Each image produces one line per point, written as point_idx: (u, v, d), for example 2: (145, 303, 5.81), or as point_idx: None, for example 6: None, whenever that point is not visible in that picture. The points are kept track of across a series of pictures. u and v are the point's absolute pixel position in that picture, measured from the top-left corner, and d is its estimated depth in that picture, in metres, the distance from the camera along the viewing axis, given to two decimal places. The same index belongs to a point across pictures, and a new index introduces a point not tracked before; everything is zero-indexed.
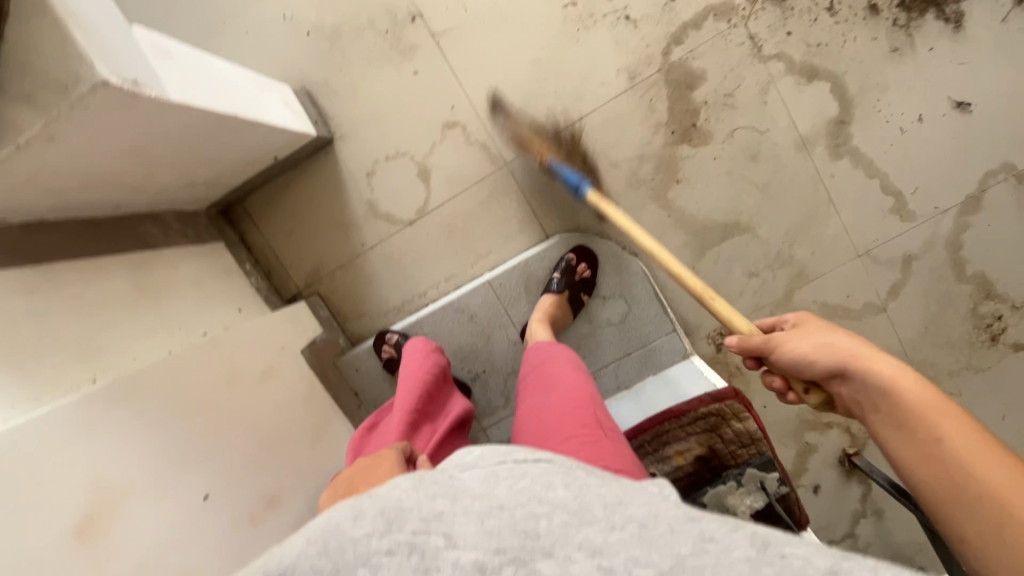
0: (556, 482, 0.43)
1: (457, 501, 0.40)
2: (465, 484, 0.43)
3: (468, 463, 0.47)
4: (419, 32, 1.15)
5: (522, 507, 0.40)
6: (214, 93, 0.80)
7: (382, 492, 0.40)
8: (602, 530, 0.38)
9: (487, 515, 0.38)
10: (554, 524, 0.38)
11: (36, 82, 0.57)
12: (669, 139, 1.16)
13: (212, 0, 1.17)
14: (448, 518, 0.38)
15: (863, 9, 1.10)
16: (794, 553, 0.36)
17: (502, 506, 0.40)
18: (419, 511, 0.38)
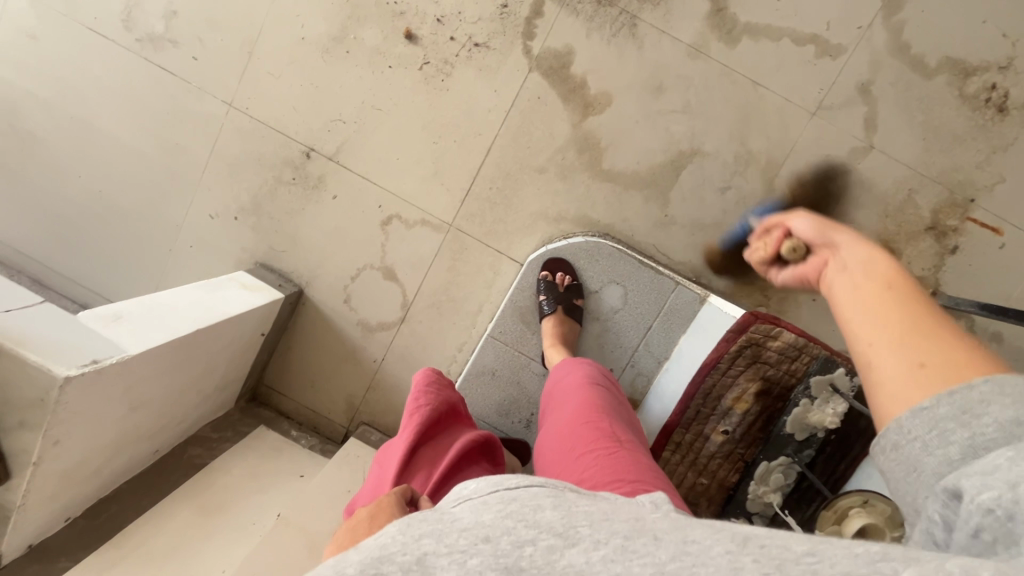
0: (544, 501, 0.38)
1: (442, 538, 0.36)
2: (455, 513, 0.39)
3: (461, 494, 0.43)
4: (319, 162, 1.23)
5: (507, 536, 0.35)
6: (173, 323, 0.88)
7: (371, 543, 0.38)
8: (585, 549, 0.34)
9: (468, 553, 0.35)
10: (539, 552, 0.34)
11: (20, 407, 0.66)
12: (574, 120, 1.16)
13: (153, 236, 1.30)
14: (429, 564, 0.35)
15: None
16: (774, 541, 0.32)
17: (487, 538, 0.36)
18: (401, 561, 0.35)
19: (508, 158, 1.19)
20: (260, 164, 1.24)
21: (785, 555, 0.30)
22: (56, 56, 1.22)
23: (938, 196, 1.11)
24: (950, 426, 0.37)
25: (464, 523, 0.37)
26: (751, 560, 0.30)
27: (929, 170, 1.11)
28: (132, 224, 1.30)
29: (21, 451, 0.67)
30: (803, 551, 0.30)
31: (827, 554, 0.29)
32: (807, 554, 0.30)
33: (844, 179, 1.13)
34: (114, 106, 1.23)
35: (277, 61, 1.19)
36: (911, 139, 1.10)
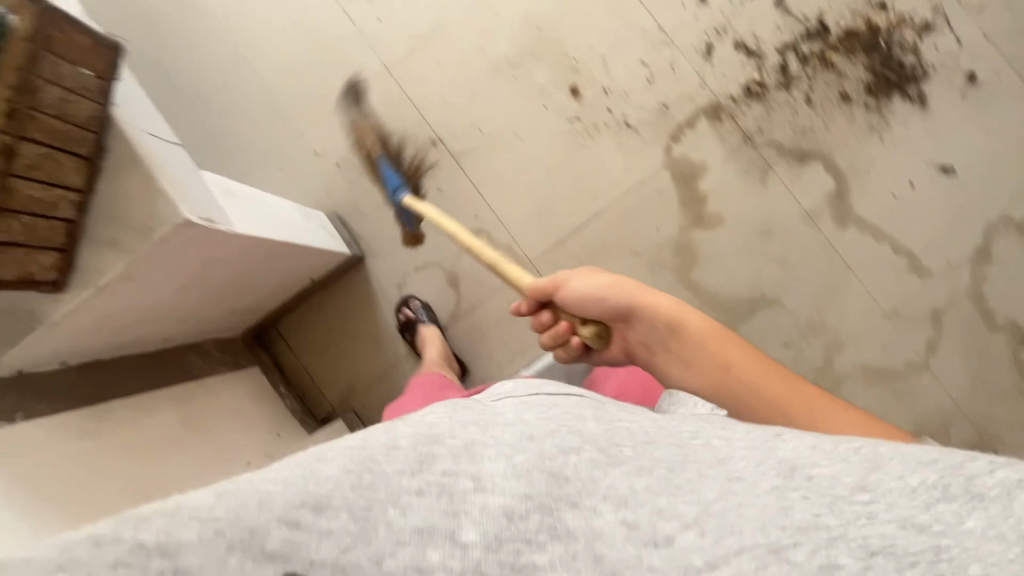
0: (586, 418, 0.50)
1: (487, 431, 0.45)
2: (496, 412, 0.50)
3: (504, 399, 0.55)
4: (440, 154, 1.26)
5: (553, 442, 0.44)
6: (270, 224, 0.85)
7: (417, 418, 0.46)
8: (627, 474, 0.41)
9: (516, 452, 0.42)
10: (582, 464, 0.42)
11: (124, 227, 0.61)
12: (682, 225, 1.22)
13: (248, 144, 1.28)
14: (476, 451, 0.42)
15: (836, 98, 1.22)
16: (819, 477, 0.40)
17: (533, 439, 0.44)
18: (450, 444, 0.42)
19: (609, 230, 1.23)
20: (386, 130, 1.26)
21: (839, 493, 0.38)
22: None
23: (969, 437, 1.17)
24: (861, 517, 0.36)
25: (507, 422, 0.47)
26: (801, 496, 0.38)
27: (968, 409, 1.18)
28: (235, 124, 1.28)
29: (92, 270, 0.61)
30: (857, 489, 0.38)
31: (879, 490, 0.38)
32: (859, 491, 0.38)
33: (893, 384, 1.19)
34: (282, 19, 1.27)
35: (449, 53, 1.26)
36: (961, 375, 1.18)
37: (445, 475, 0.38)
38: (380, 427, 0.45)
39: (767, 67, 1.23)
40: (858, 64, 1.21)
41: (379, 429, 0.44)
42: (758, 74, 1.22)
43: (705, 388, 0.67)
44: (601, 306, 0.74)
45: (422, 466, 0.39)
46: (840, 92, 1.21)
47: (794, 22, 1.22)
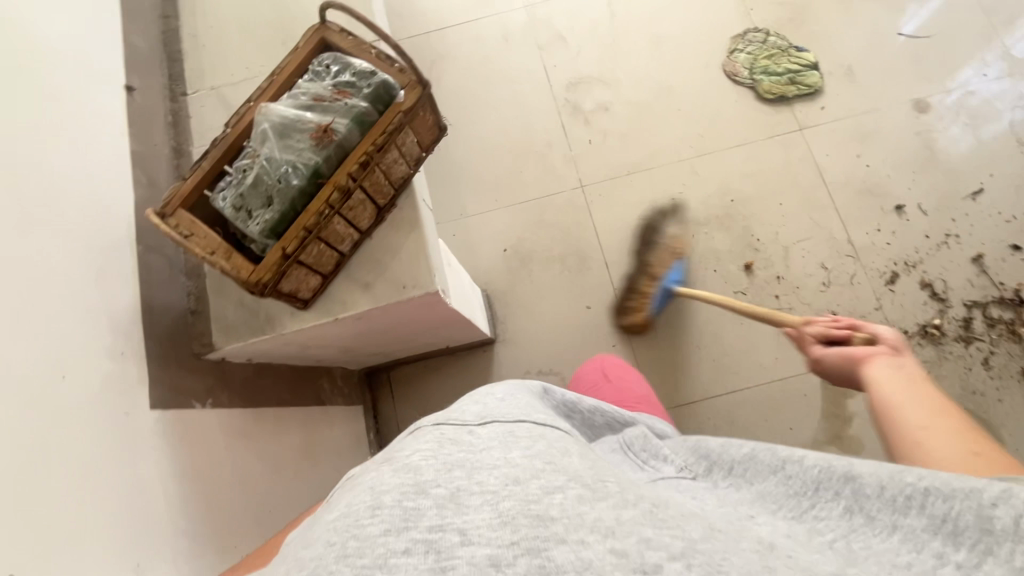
0: (570, 451, 0.42)
1: (474, 471, 0.37)
2: (483, 442, 0.41)
3: (483, 417, 0.46)
4: (601, 275, 1.28)
5: (535, 481, 0.36)
6: (463, 299, 0.89)
7: (405, 455, 0.39)
8: (614, 506, 0.34)
9: (498, 495, 0.34)
10: (569, 499, 0.34)
11: (381, 275, 0.65)
12: (820, 437, 1.15)
13: (434, 203, 1.37)
14: (462, 497, 0.34)
15: (1019, 372, 1.15)
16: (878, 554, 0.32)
17: (518, 479, 0.36)
18: (439, 487, 0.34)
19: (742, 412, 1.18)
20: (560, 235, 1.31)
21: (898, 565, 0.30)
22: (506, 60, 1.45)
23: None
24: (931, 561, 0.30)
25: (491, 458, 0.38)
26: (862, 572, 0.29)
27: None
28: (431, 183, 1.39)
29: (336, 301, 0.65)
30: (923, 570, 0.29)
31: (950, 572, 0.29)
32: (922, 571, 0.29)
33: None
34: (506, 115, 1.41)
35: (641, 191, 1.33)
36: None
37: (431, 529, 0.31)
38: (421, 428, 0.44)
39: (950, 315, 1.20)
40: None
41: (420, 431, 0.43)
42: (939, 319, 1.19)
43: (922, 417, 0.51)
44: (919, 411, 0.52)
45: (406, 523, 0.31)
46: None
47: (988, 282, 1.20)
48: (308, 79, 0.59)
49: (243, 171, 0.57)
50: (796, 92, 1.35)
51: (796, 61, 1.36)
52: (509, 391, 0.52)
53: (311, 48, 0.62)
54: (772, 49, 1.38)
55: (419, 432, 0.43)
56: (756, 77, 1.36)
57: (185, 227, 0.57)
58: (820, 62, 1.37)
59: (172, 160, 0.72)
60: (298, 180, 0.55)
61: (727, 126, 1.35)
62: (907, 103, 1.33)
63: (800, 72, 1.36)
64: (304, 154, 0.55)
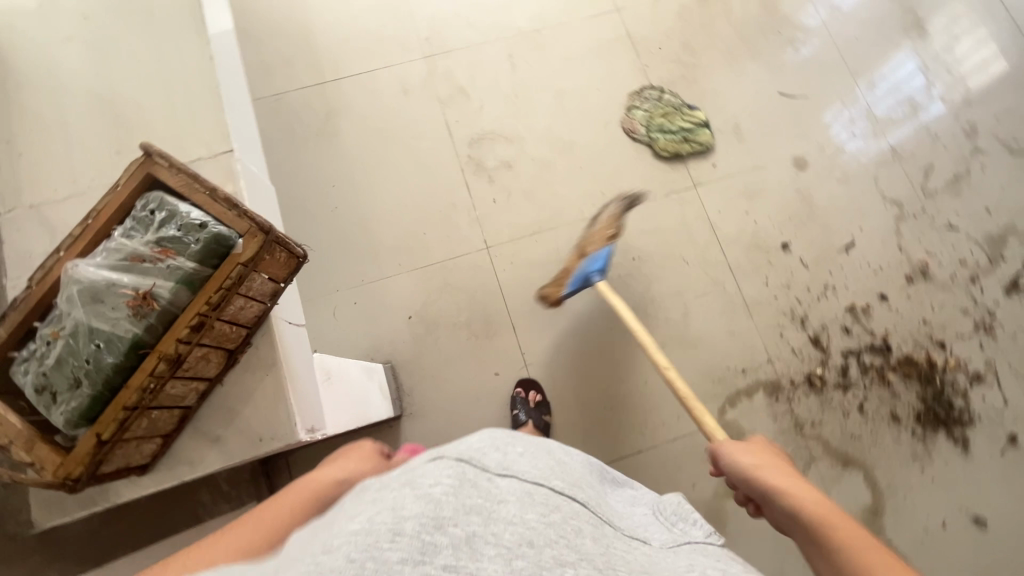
0: (584, 531, 0.47)
1: (489, 521, 0.42)
2: (501, 490, 0.46)
3: (505, 463, 0.50)
4: (508, 339, 1.27)
5: (551, 550, 0.42)
6: (346, 408, 0.84)
7: (423, 482, 0.44)
8: None
9: (515, 556, 0.40)
10: None
11: (234, 427, 0.59)
12: (718, 490, 1.20)
13: (332, 267, 1.30)
14: (476, 545, 0.40)
15: (887, 415, 1.26)
16: None
17: (532, 542, 0.42)
18: (456, 523, 0.41)
19: (647, 470, 1.21)
20: (466, 299, 1.29)
21: None
22: (406, 115, 1.41)
23: None
24: None
25: (511, 514, 0.43)
26: None
27: None
28: (329, 245, 1.31)
29: (181, 460, 0.59)
30: None
31: None
32: None
33: None
34: (408, 173, 1.37)
35: (548, 252, 1.33)
36: None
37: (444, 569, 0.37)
38: (444, 457, 0.48)
39: (829, 363, 1.29)
40: (911, 389, 1.27)
41: (438, 459, 0.47)
42: (820, 368, 1.28)
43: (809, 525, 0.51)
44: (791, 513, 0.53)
45: (423, 557, 0.38)
46: (891, 412, 1.26)
47: (861, 332, 1.31)
48: (131, 227, 0.52)
49: (48, 347, 0.49)
50: (690, 150, 1.40)
51: (689, 119, 1.42)
52: (527, 441, 0.56)
53: (135, 184, 0.54)
54: (667, 107, 1.42)
55: (441, 462, 0.47)
56: (653, 135, 1.40)
57: None
58: (711, 121, 1.43)
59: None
60: (114, 357, 0.48)
61: (627, 184, 1.38)
62: (788, 160, 1.42)
63: (693, 130, 1.41)
64: (121, 326, 0.49)
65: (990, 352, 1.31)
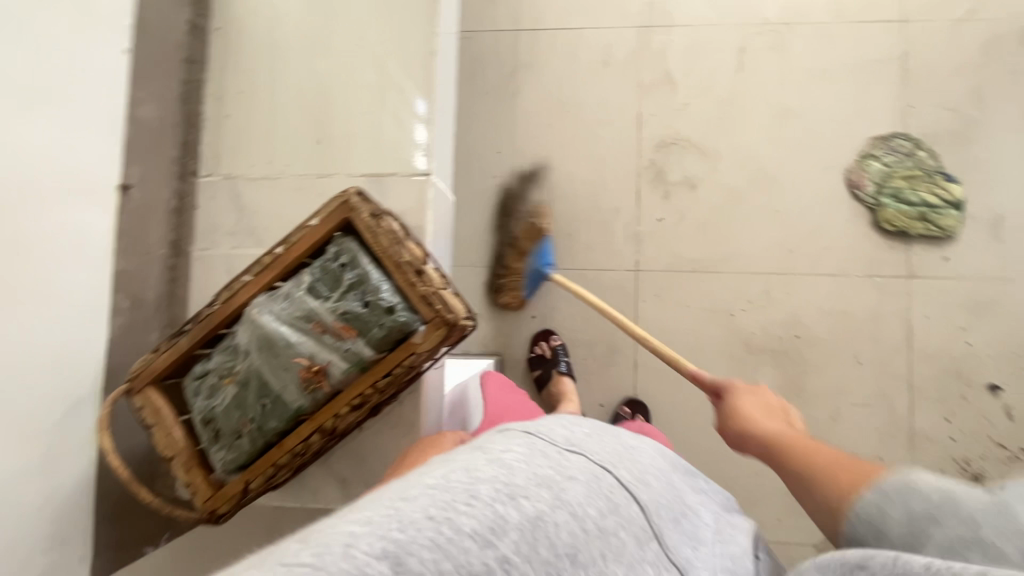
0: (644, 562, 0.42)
1: (557, 506, 0.39)
2: (570, 470, 0.44)
3: (571, 445, 0.48)
4: (626, 373, 1.18)
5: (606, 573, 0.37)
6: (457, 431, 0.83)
7: (498, 450, 0.43)
8: None
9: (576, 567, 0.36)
10: None
11: None
12: None
13: (473, 239, 1.25)
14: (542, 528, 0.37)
15: None
16: None
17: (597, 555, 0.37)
18: (527, 497, 0.38)
19: None
20: (595, 317, 1.20)
21: None
22: (598, 91, 1.24)
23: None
24: None
25: (575, 508, 0.40)
26: None
27: None
28: (476, 214, 1.25)
29: None
30: None
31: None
32: None
33: None
34: (580, 160, 1.23)
35: (701, 298, 1.18)
36: None
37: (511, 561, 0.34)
38: (512, 429, 0.49)
39: None
40: None
41: (507, 435, 0.47)
42: None
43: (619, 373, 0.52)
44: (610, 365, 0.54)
45: (492, 535, 0.35)
46: None
47: None
48: (318, 279, 0.57)
49: (222, 383, 0.57)
50: (923, 231, 1.13)
51: (939, 193, 1.13)
52: (595, 427, 0.56)
53: (331, 224, 0.58)
54: (915, 169, 1.14)
55: (511, 432, 0.48)
56: (882, 199, 1.14)
57: (147, 413, 0.57)
58: (966, 202, 1.13)
59: (164, 264, 0.78)
60: (277, 421, 0.55)
61: (823, 248, 1.16)
62: None
63: (938, 208, 1.13)
64: (289, 392, 0.55)
65: None
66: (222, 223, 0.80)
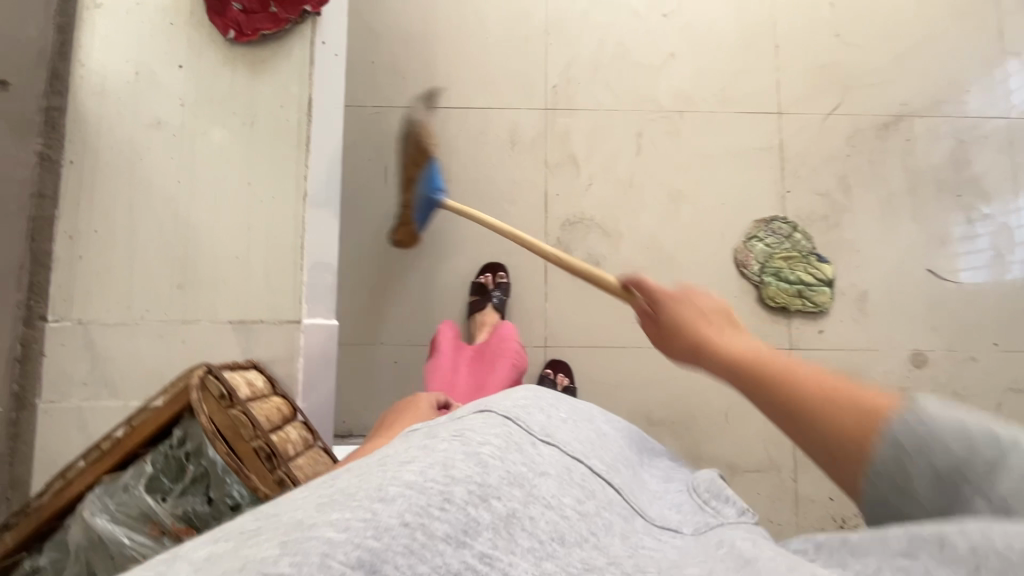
0: (617, 531, 0.44)
1: (529, 502, 0.41)
2: (543, 462, 0.47)
3: (548, 437, 0.51)
4: None
5: (584, 554, 0.40)
6: None
7: (477, 440, 0.45)
8: None
9: (545, 556, 0.38)
10: None
11: None
12: None
13: (381, 317, 1.24)
14: (513, 526, 0.38)
15: None
16: None
17: (564, 540, 0.40)
18: (499, 496, 0.40)
19: None
20: None
21: None
22: (506, 170, 1.27)
23: None
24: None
25: (548, 501, 0.43)
26: None
27: None
28: (384, 291, 1.24)
29: None
30: None
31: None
32: None
33: None
34: (491, 238, 1.26)
35: (608, 374, 1.22)
36: None
37: (478, 558, 0.35)
38: (492, 414, 0.51)
39: None
40: None
41: (488, 423, 0.49)
42: None
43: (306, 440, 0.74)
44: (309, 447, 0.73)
45: (464, 536, 0.36)
46: None
47: None
48: (164, 467, 0.71)
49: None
50: (801, 307, 1.23)
51: (814, 273, 1.24)
52: (571, 414, 0.60)
53: (172, 410, 0.71)
54: (792, 250, 1.24)
55: (490, 418, 0.50)
56: (764, 277, 1.23)
57: None
58: (837, 279, 1.25)
59: (9, 419, 0.81)
60: None
61: None
62: (905, 351, 1.24)
63: (812, 286, 1.24)
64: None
65: None
66: (75, 375, 0.85)
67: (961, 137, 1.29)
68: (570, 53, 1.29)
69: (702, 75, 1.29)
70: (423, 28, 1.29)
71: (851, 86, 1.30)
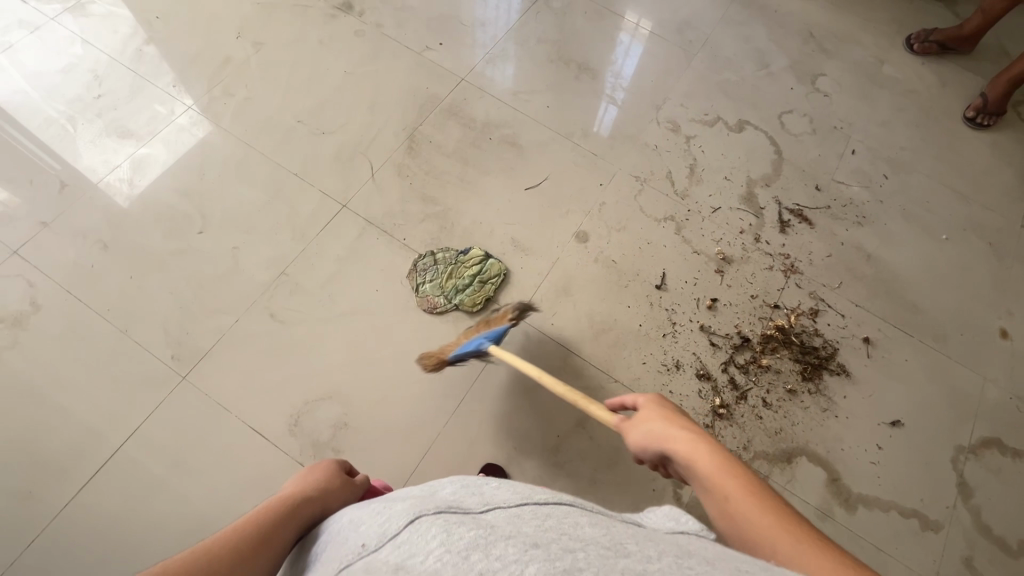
0: (582, 527, 0.57)
1: (490, 545, 0.49)
2: (493, 524, 0.55)
3: (487, 512, 0.60)
4: None
5: (560, 545, 0.50)
6: None
7: (419, 548, 0.50)
8: (641, 556, 0.48)
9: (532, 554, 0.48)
10: (596, 552, 0.48)
11: None
12: None
13: None
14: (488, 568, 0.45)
15: (785, 393, 1.39)
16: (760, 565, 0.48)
17: (540, 544, 0.50)
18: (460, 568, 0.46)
19: None
20: None
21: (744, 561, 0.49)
22: (206, 448, 1.21)
23: None
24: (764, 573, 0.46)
25: (511, 535, 0.52)
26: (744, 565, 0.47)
27: None
28: None
29: None
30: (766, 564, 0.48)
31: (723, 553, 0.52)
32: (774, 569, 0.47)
33: None
34: (251, 506, 1.17)
35: (442, 477, 1.22)
36: None
37: None
38: (424, 519, 0.55)
39: (720, 386, 1.38)
40: (786, 357, 1.42)
41: (423, 523, 0.54)
42: (718, 397, 1.37)
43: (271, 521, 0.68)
44: (261, 520, 0.67)
45: None
46: (785, 388, 1.39)
47: (721, 341, 1.43)
48: None
49: None
50: (493, 288, 1.41)
51: (472, 263, 1.42)
52: (500, 484, 0.69)
53: None
54: (447, 267, 1.41)
55: (422, 523, 0.54)
56: (455, 299, 1.38)
57: None
58: (491, 250, 1.46)
59: None
60: None
61: None
62: (570, 240, 1.50)
63: (483, 269, 1.42)
64: None
65: (806, 284, 1.52)
66: None
67: (453, 111, 1.64)
68: (161, 323, 1.31)
69: (271, 237, 1.41)
70: (16, 438, 1.19)
71: (365, 148, 1.55)
